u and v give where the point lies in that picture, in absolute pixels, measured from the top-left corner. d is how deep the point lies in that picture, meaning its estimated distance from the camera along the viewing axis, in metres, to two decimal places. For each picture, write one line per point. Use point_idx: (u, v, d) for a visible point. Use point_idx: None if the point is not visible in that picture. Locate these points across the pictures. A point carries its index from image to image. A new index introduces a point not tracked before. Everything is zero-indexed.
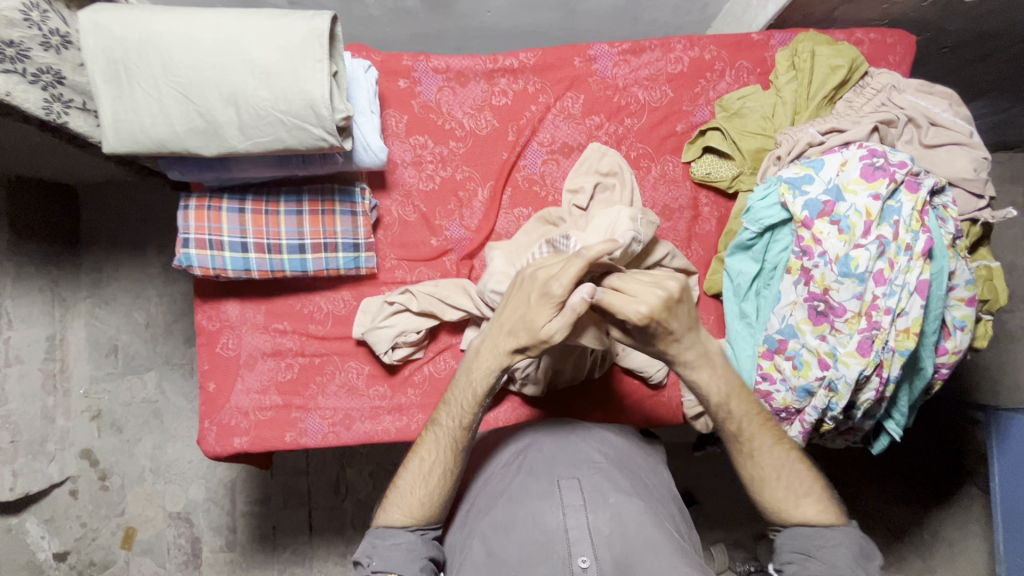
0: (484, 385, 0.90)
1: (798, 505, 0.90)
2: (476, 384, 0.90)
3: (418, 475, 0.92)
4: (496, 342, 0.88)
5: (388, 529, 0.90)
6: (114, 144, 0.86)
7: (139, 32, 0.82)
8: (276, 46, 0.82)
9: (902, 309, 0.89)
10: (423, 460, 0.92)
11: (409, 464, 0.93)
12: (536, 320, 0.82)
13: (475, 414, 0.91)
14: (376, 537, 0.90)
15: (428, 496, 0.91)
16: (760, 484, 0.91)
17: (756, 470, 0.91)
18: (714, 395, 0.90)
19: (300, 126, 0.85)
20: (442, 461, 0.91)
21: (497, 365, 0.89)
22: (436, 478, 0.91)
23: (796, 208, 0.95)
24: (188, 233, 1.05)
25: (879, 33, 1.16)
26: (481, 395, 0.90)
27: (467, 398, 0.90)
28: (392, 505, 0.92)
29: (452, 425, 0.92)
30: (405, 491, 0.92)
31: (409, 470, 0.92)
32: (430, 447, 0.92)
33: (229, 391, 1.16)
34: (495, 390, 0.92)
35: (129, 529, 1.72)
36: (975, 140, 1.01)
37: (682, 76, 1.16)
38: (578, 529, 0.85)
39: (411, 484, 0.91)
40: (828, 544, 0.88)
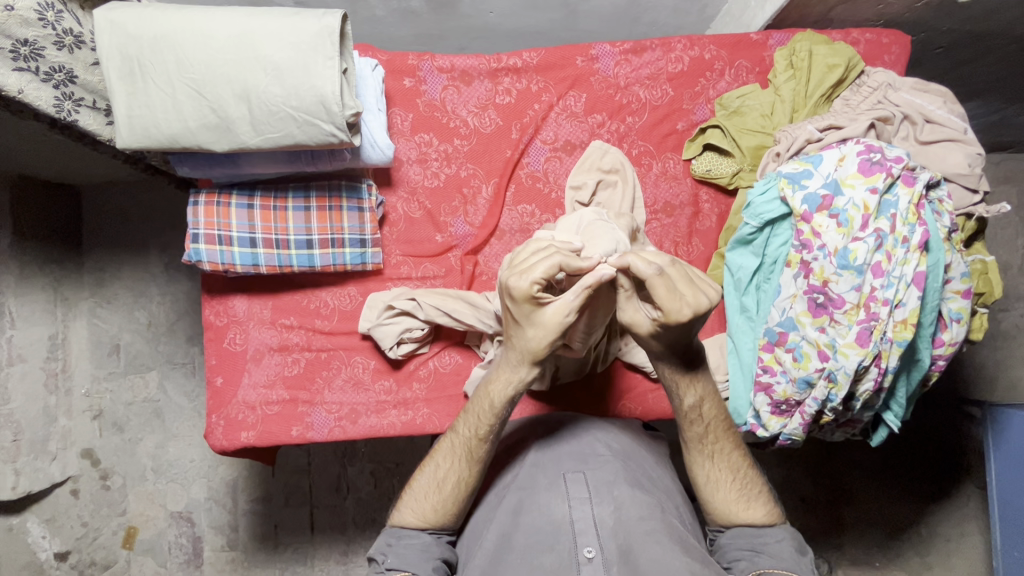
0: (501, 398, 0.90)
1: (746, 506, 0.92)
2: (494, 396, 0.90)
3: (433, 482, 0.92)
4: (513, 356, 0.88)
5: (404, 529, 0.92)
6: (127, 139, 0.88)
7: (153, 30, 0.84)
8: (288, 43, 0.84)
9: (899, 300, 0.91)
10: (439, 466, 0.93)
11: (425, 469, 0.94)
12: (534, 315, 0.82)
13: (493, 425, 0.91)
14: (392, 536, 0.92)
15: (443, 502, 0.91)
16: (713, 486, 0.92)
17: (711, 470, 0.92)
18: (688, 397, 0.90)
19: (311, 122, 0.86)
20: (458, 469, 0.92)
21: (518, 372, 0.88)
22: (452, 484, 0.92)
23: (795, 203, 0.97)
24: (198, 228, 1.06)
25: (875, 33, 1.18)
26: (499, 407, 0.90)
27: (485, 410, 0.90)
28: (406, 506, 0.93)
29: (469, 435, 0.92)
30: (420, 494, 0.93)
31: (425, 475, 0.94)
32: (446, 453, 0.93)
33: (236, 385, 1.17)
34: (516, 400, 0.92)
35: (129, 529, 1.73)
36: (970, 137, 1.03)
37: (683, 75, 1.18)
38: (584, 521, 0.88)
39: (426, 488, 0.92)
40: (769, 542, 0.90)
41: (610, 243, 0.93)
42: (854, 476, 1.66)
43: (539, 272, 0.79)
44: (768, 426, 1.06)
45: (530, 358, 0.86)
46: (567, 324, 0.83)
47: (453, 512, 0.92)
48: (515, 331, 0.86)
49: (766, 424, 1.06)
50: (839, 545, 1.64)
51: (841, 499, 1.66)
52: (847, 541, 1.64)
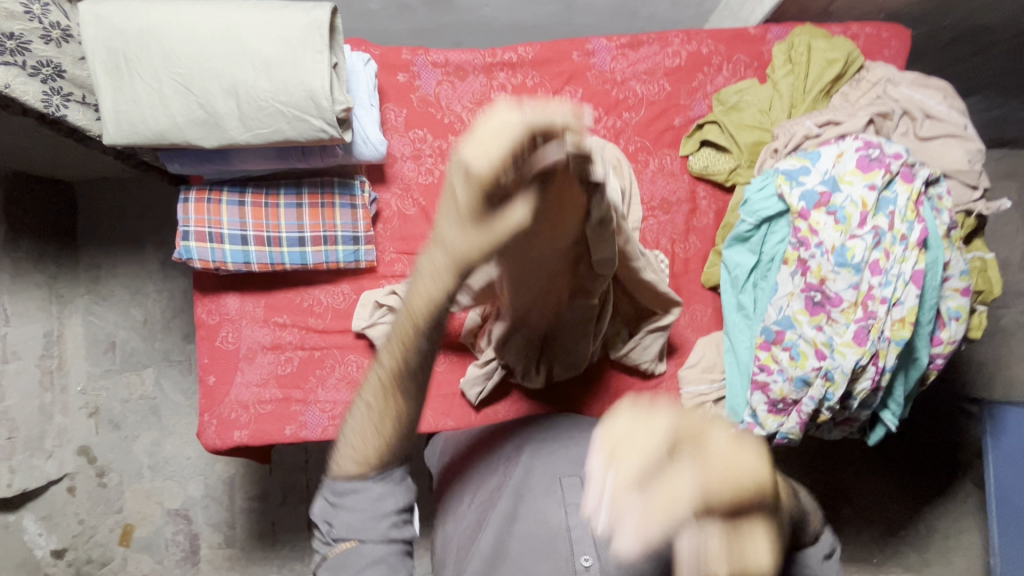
0: (431, 313, 0.67)
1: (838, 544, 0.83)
2: (423, 311, 0.67)
3: (365, 422, 0.72)
4: (442, 257, 0.64)
5: (345, 479, 0.77)
6: (114, 135, 0.86)
7: (139, 24, 0.83)
8: (276, 37, 0.82)
9: (897, 299, 0.90)
10: (369, 404, 0.71)
11: (354, 408, 0.73)
12: (489, 208, 0.61)
13: (424, 346, 0.69)
14: (335, 490, 0.78)
15: (384, 442, 0.74)
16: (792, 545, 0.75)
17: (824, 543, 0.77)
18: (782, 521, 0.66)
19: (301, 118, 0.85)
20: (389, 406, 0.71)
21: (438, 276, 0.64)
22: (388, 422, 0.72)
23: (792, 200, 0.96)
24: (188, 226, 1.05)
25: (875, 27, 1.16)
26: (430, 324, 0.68)
27: (414, 330, 0.68)
28: (344, 453, 0.76)
29: (392, 364, 0.70)
30: (355, 437, 0.75)
31: (355, 416, 0.73)
32: (373, 389, 0.71)
33: (228, 384, 1.16)
34: (443, 321, 0.69)
35: (126, 526, 1.72)
36: (970, 133, 1.02)
37: (680, 70, 1.17)
38: (580, 527, 0.85)
39: (355, 440, 0.75)
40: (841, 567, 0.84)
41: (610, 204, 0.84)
42: (852, 474, 1.65)
43: (498, 152, 0.55)
44: (765, 424, 1.04)
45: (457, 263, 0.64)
46: (520, 225, 0.64)
47: (396, 453, 0.76)
48: (447, 218, 0.61)
49: (763, 422, 1.05)
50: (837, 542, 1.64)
51: (839, 499, 1.65)
52: (846, 539, 1.64)
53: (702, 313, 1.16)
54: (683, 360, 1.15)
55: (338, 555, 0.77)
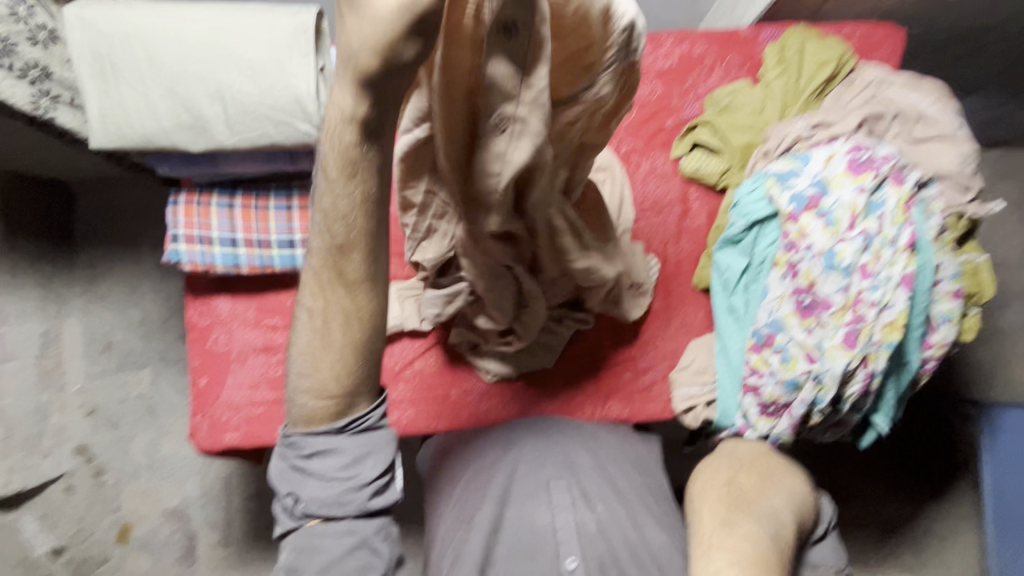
0: (349, 164, 0.51)
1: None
2: (339, 164, 0.51)
3: (311, 330, 0.62)
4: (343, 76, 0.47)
5: (315, 434, 0.69)
6: (101, 139, 0.86)
7: (125, 28, 0.83)
8: (263, 42, 0.82)
9: (887, 302, 0.89)
10: (311, 309, 0.62)
11: (300, 318, 0.64)
12: None
13: (354, 218, 0.54)
14: (301, 446, 0.69)
15: (336, 355, 0.63)
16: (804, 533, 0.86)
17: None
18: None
19: (287, 122, 0.84)
20: (336, 304, 0.60)
21: (341, 109, 0.49)
22: (336, 326, 0.61)
23: (782, 202, 0.95)
24: (178, 229, 1.05)
25: (868, 28, 1.16)
26: (355, 183, 0.52)
27: (338, 196, 0.53)
28: (295, 376, 0.66)
29: (322, 250, 0.57)
30: (303, 353, 0.64)
31: (301, 330, 0.64)
32: (312, 288, 0.61)
33: (220, 386, 1.16)
34: (375, 168, 0.52)
35: (123, 526, 1.73)
36: (962, 134, 1.01)
37: (672, 71, 1.17)
38: (566, 529, 0.90)
39: (306, 358, 0.64)
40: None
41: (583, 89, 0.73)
42: (849, 475, 1.64)
43: None
44: (757, 427, 1.04)
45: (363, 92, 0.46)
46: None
47: (359, 367, 0.65)
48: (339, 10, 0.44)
49: (755, 425, 1.04)
50: None
51: (840, 497, 1.64)
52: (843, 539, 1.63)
53: (693, 315, 1.16)
54: (675, 362, 1.15)
55: (308, 533, 0.70)
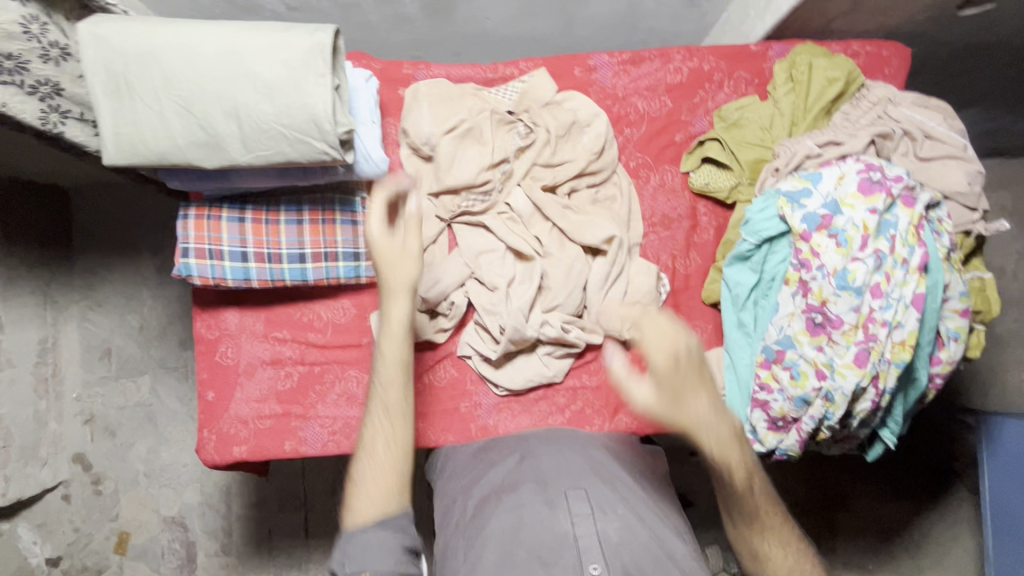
0: (398, 346, 0.92)
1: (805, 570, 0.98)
2: (390, 350, 0.92)
3: (369, 456, 0.90)
4: (395, 297, 0.91)
5: (361, 530, 0.86)
6: (114, 156, 0.86)
7: (139, 45, 0.82)
8: (279, 60, 0.82)
9: (897, 322, 0.90)
10: (369, 440, 0.91)
11: (360, 452, 0.91)
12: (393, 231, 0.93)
13: (401, 376, 0.92)
14: (348, 541, 0.86)
15: (395, 473, 0.90)
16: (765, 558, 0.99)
17: (766, 538, 0.98)
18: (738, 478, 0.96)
19: (303, 140, 0.84)
20: (392, 435, 0.91)
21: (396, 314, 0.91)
22: (387, 450, 0.90)
23: (794, 221, 0.96)
24: (188, 243, 1.04)
25: (874, 45, 1.17)
26: (401, 354, 0.92)
27: (389, 364, 0.92)
28: (356, 503, 0.88)
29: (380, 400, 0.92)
30: (364, 483, 0.89)
31: (362, 464, 0.91)
32: (374, 428, 0.91)
33: (228, 400, 1.15)
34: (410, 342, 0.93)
35: (122, 534, 1.71)
36: (969, 154, 1.02)
37: (681, 86, 1.17)
38: (587, 537, 0.84)
39: (368, 481, 0.89)
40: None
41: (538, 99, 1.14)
42: (848, 481, 1.66)
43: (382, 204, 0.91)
44: (765, 441, 1.06)
45: (409, 293, 0.91)
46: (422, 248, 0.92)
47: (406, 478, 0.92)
48: (385, 267, 0.90)
49: (763, 439, 1.06)
50: (832, 548, 1.65)
51: (835, 504, 1.66)
52: (840, 545, 1.64)
53: (702, 329, 1.16)
54: None
55: None
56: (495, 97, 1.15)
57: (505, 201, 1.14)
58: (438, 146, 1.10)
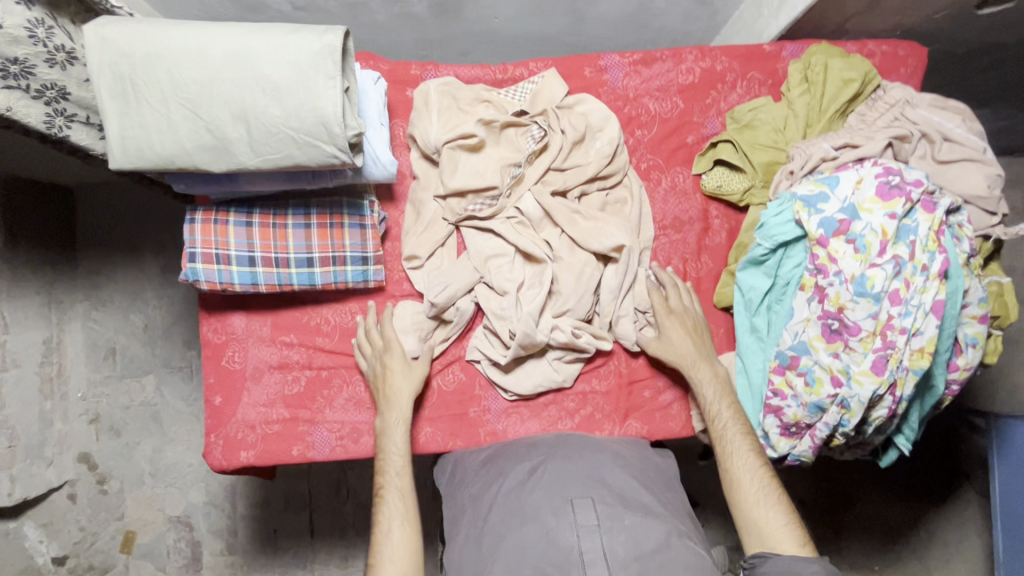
0: (405, 440, 1.05)
1: (769, 513, 0.94)
2: (398, 443, 1.04)
3: (387, 540, 0.96)
4: (400, 402, 1.06)
5: None
6: (121, 159, 0.85)
7: (146, 47, 0.81)
8: (287, 62, 0.80)
9: (916, 329, 0.89)
10: (383, 521, 0.98)
11: (378, 541, 0.97)
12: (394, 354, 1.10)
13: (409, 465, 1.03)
14: None
15: (413, 557, 0.96)
16: (735, 488, 0.97)
17: (737, 467, 0.98)
18: (710, 393, 1.06)
19: (312, 143, 0.83)
20: (408, 516, 0.99)
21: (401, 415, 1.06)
22: (404, 531, 0.97)
23: (810, 226, 0.94)
24: (195, 247, 1.03)
25: (891, 45, 1.15)
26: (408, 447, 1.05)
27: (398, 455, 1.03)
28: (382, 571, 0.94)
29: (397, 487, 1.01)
30: (386, 559, 0.95)
31: (385, 547, 0.96)
32: (389, 512, 0.98)
33: (235, 404, 1.14)
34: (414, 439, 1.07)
35: (127, 533, 1.70)
36: (989, 157, 1.01)
37: (693, 87, 1.15)
38: (593, 551, 0.83)
39: (391, 552, 0.95)
40: (760, 565, 0.90)
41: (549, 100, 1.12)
42: (854, 481, 1.66)
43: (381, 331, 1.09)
44: (777, 446, 1.05)
45: (409, 400, 1.06)
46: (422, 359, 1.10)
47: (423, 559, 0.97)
48: (394, 378, 1.07)
49: (775, 445, 1.05)
50: (838, 548, 1.64)
51: (842, 503, 1.65)
52: (846, 545, 1.63)
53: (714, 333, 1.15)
54: None
55: None
56: (504, 99, 1.14)
57: (514, 206, 1.11)
58: (444, 151, 1.08)
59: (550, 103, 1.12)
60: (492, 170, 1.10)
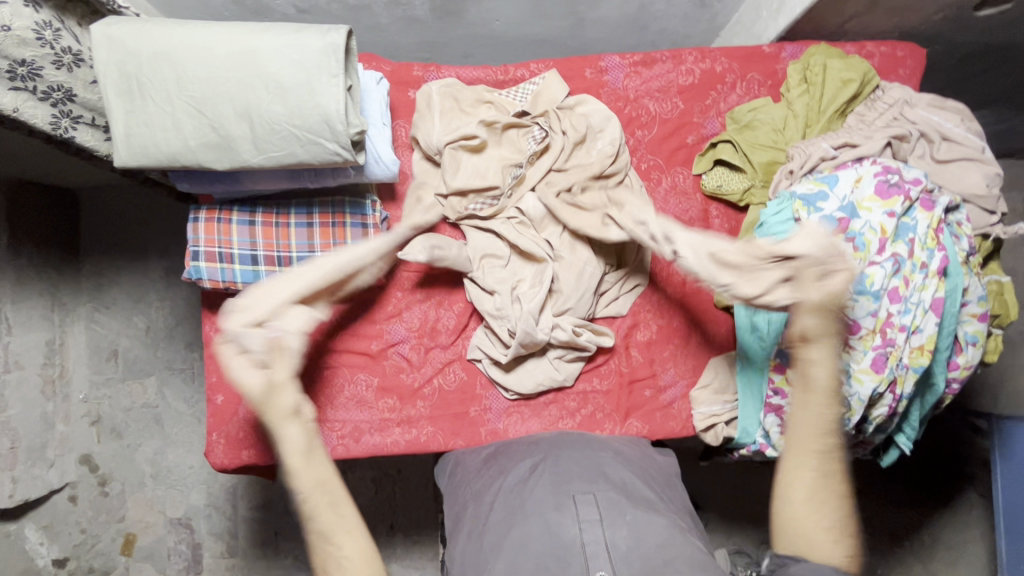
0: (307, 463, 0.83)
1: (838, 551, 0.79)
2: (296, 470, 0.82)
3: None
4: (283, 420, 0.83)
5: None
6: (126, 157, 0.86)
7: (152, 47, 0.82)
8: (292, 61, 0.81)
9: (916, 327, 0.90)
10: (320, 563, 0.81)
11: None
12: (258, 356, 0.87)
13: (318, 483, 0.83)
14: None
15: None
16: (812, 510, 0.81)
17: (822, 489, 0.82)
18: (826, 402, 0.83)
19: (315, 141, 0.84)
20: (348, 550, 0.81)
21: (294, 434, 0.84)
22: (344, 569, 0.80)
23: (810, 224, 0.93)
24: (198, 245, 1.04)
25: (890, 46, 1.16)
26: (314, 465, 0.84)
27: (301, 482, 0.82)
28: None
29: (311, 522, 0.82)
30: None
31: None
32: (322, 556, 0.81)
33: (237, 404, 1.15)
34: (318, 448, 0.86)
35: (128, 535, 1.70)
36: (988, 156, 1.01)
37: (693, 88, 1.16)
38: (595, 543, 0.82)
39: None
40: (790, 566, 0.79)
41: (550, 101, 1.13)
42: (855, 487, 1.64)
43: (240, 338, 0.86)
44: (776, 445, 1.08)
45: (293, 410, 0.84)
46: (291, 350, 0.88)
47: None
48: (265, 396, 0.83)
49: (775, 444, 1.09)
50: None
51: None
52: None
53: (713, 332, 1.17)
54: (695, 380, 1.16)
55: None
56: (506, 100, 1.14)
57: (515, 206, 1.12)
58: (446, 152, 1.09)
59: (551, 105, 1.12)
60: (493, 171, 1.10)
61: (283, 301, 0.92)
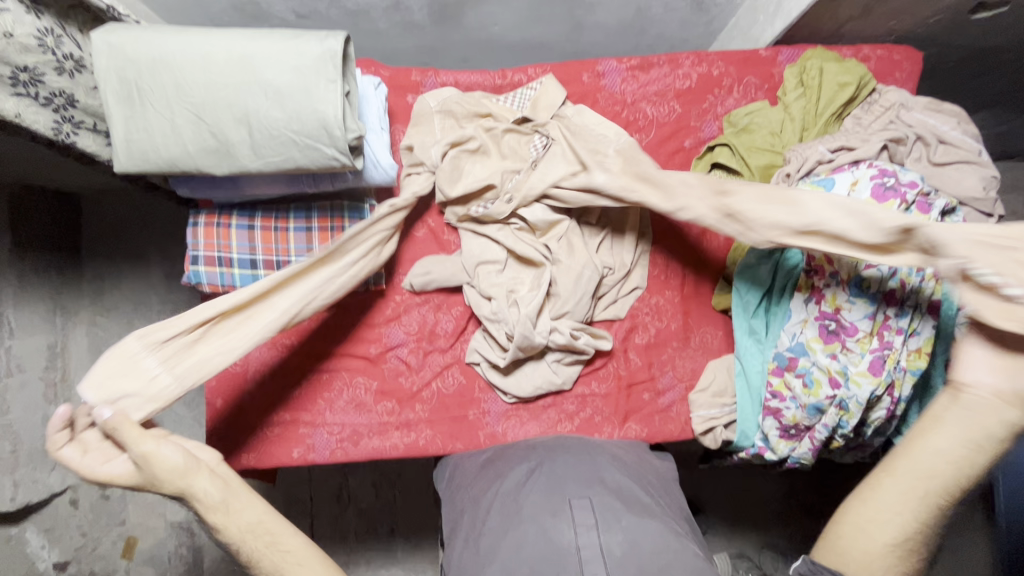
0: (227, 511, 0.87)
1: None
2: (225, 519, 0.87)
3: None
4: (188, 479, 0.86)
5: None
6: (126, 163, 0.86)
7: (152, 54, 0.82)
8: (290, 67, 0.82)
9: (913, 330, 0.91)
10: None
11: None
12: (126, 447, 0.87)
13: (246, 523, 0.88)
14: None
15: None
16: (897, 544, 0.78)
17: (916, 532, 0.78)
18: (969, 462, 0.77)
19: (313, 146, 0.85)
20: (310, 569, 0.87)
21: (206, 490, 0.87)
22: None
23: None
24: (198, 250, 1.05)
25: (886, 49, 1.16)
26: (232, 510, 0.87)
27: (234, 527, 0.87)
28: None
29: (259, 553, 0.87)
30: None
31: None
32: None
33: (235, 407, 1.14)
34: (229, 485, 0.89)
35: (129, 539, 1.72)
36: (984, 159, 1.02)
37: (690, 91, 1.17)
38: (590, 548, 0.83)
39: None
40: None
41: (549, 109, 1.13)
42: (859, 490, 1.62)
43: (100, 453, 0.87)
44: (776, 449, 1.07)
45: (186, 466, 0.86)
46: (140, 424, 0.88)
47: None
48: (156, 479, 0.86)
49: (775, 447, 1.07)
50: None
51: None
52: None
53: (712, 336, 1.17)
54: (693, 383, 1.16)
55: None
56: (503, 106, 1.14)
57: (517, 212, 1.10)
58: (448, 159, 1.07)
59: (550, 111, 1.12)
60: (494, 175, 1.09)
61: (131, 357, 0.90)
